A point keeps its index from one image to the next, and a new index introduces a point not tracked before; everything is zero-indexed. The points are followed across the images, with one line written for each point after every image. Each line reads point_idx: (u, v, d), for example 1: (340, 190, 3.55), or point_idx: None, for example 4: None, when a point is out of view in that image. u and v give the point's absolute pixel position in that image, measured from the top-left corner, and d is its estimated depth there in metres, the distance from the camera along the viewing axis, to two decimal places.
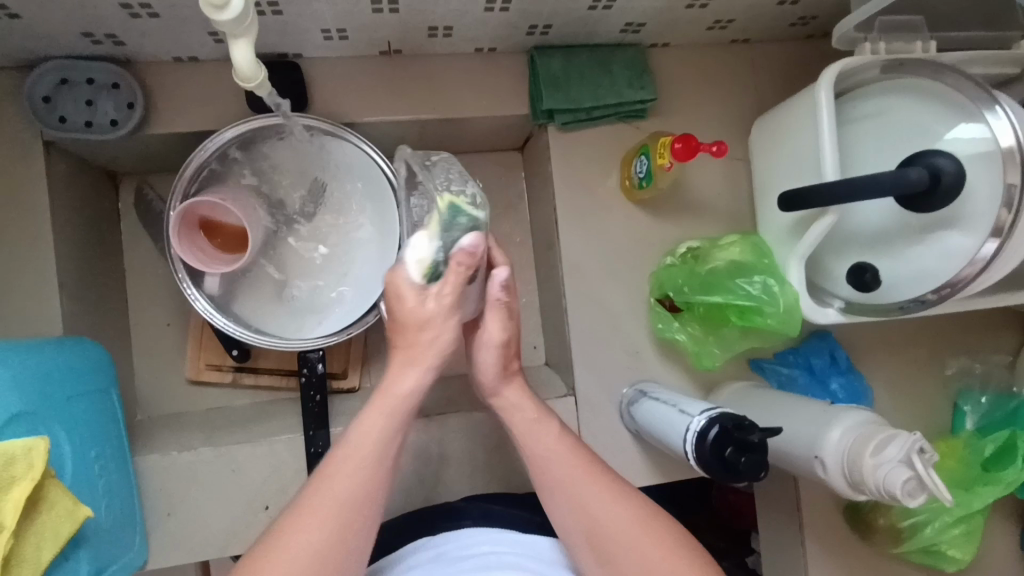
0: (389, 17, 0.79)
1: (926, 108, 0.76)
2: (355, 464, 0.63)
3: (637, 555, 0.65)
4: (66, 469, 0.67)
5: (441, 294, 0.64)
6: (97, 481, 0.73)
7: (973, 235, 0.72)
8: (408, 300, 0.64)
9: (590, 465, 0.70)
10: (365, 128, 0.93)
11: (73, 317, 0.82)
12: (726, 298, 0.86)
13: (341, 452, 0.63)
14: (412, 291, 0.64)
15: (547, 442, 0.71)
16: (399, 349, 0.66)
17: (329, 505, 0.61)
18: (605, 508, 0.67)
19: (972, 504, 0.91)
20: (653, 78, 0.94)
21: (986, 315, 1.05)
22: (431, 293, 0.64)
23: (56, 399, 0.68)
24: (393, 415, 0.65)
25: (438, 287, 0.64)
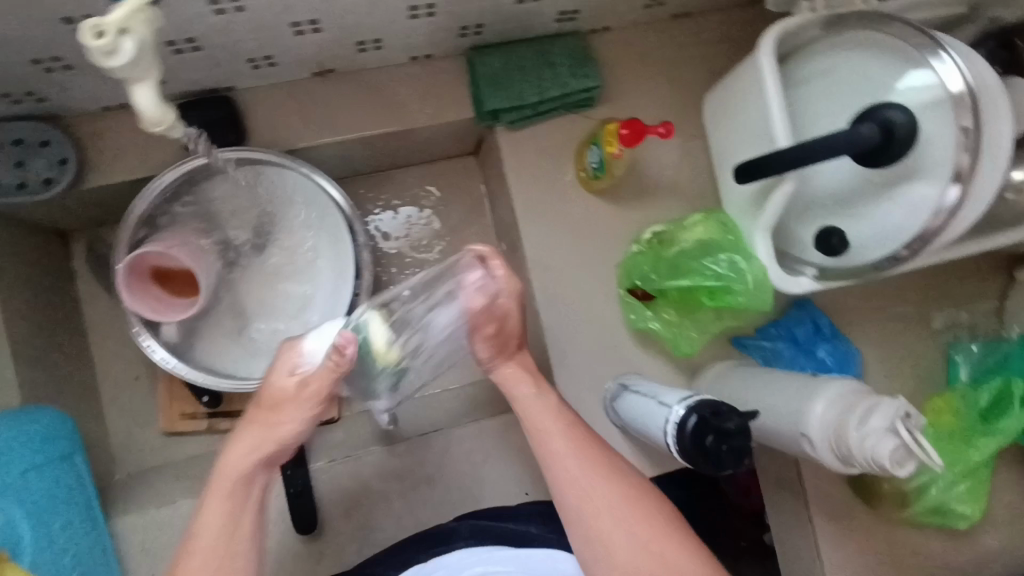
0: (313, 38, 0.77)
1: (872, 61, 0.73)
2: (231, 497, 0.59)
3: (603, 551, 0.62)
4: (24, 548, 0.65)
5: (312, 379, 0.59)
6: (64, 553, 0.70)
7: (935, 184, 0.69)
8: (280, 375, 0.59)
9: (577, 456, 0.66)
10: (309, 153, 0.90)
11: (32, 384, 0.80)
12: (694, 281, 0.85)
13: (218, 482, 0.59)
14: (288, 373, 0.59)
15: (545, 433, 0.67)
16: (259, 412, 0.60)
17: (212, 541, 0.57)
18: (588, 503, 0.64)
19: (971, 458, 0.90)
20: (597, 65, 0.91)
21: (969, 262, 1.03)
22: (304, 376, 0.59)
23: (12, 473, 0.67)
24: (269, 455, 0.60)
25: (311, 373, 0.59)
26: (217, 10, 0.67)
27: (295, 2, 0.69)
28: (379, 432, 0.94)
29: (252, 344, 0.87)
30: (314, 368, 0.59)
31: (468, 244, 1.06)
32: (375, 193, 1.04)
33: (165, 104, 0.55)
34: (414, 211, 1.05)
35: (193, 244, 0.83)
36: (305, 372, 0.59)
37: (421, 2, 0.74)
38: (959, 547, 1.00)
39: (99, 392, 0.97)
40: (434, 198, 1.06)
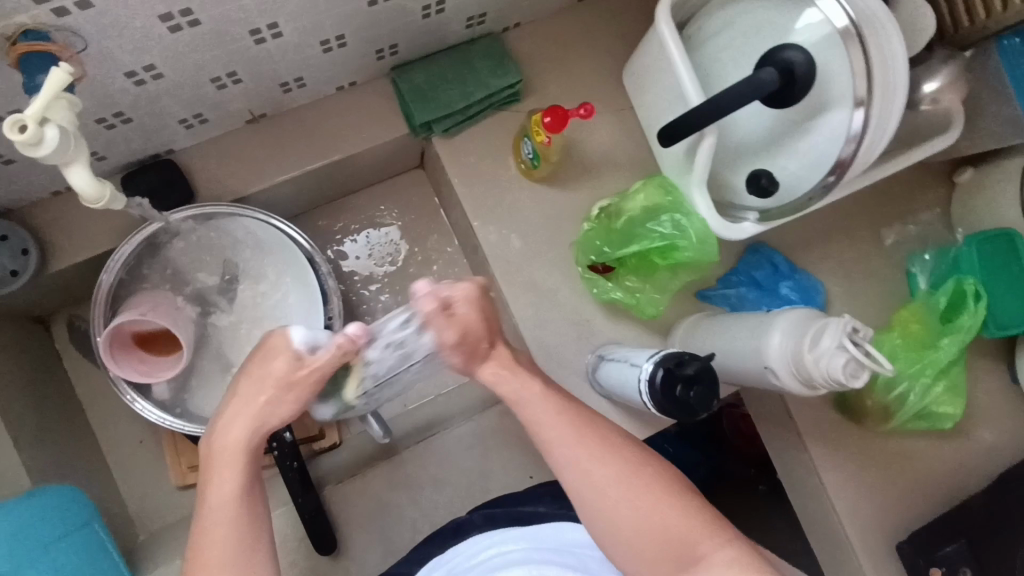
0: (236, 89, 0.80)
1: (764, 9, 0.77)
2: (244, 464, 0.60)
3: (615, 491, 0.63)
4: None
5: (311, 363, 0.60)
6: None
7: (843, 113, 0.73)
8: (282, 358, 0.60)
9: (564, 404, 0.67)
10: (259, 198, 0.93)
11: (44, 466, 0.84)
12: (643, 244, 0.89)
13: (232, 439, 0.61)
14: (286, 359, 0.60)
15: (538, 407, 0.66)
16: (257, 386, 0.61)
17: (217, 518, 0.59)
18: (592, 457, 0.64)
19: (941, 360, 0.94)
20: (515, 60, 0.95)
21: (908, 177, 1.07)
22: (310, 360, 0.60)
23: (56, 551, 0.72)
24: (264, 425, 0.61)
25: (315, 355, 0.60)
26: (136, 81, 0.70)
27: (210, 60, 0.72)
28: (382, 447, 0.98)
29: None
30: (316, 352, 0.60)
31: (431, 253, 1.09)
32: (333, 221, 1.07)
33: (99, 181, 0.59)
34: (375, 231, 1.08)
35: (165, 304, 0.86)
36: (303, 357, 0.60)
37: (331, 36, 0.77)
38: (951, 444, 1.04)
39: (108, 462, 1.00)
40: (391, 215, 1.09)
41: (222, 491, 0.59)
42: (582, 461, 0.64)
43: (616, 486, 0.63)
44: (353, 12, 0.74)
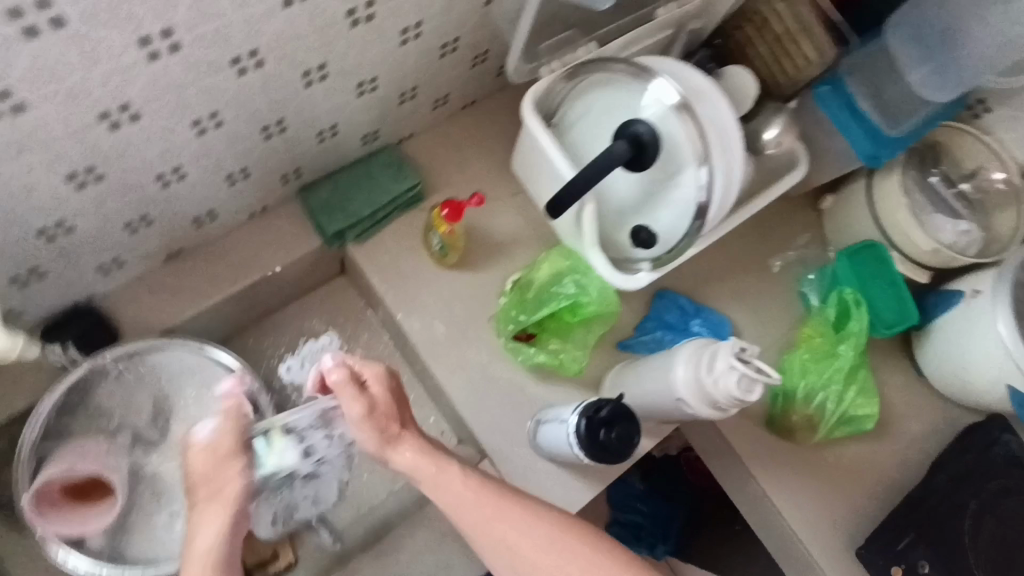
0: (149, 230, 0.85)
1: (613, 95, 0.90)
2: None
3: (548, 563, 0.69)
4: None
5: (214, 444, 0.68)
6: None
7: (693, 170, 0.85)
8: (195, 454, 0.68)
9: (487, 483, 0.72)
10: (185, 327, 0.96)
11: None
12: (554, 307, 0.97)
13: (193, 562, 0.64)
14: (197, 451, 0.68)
15: (459, 486, 0.71)
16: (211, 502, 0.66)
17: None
18: (522, 531, 0.70)
19: (843, 366, 1.03)
20: (412, 166, 1.05)
21: (780, 211, 1.20)
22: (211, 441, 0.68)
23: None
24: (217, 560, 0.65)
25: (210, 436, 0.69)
26: (48, 237, 0.74)
27: (121, 208, 0.78)
28: (337, 556, 0.96)
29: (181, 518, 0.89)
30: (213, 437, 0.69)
31: (366, 353, 1.12)
32: (263, 339, 1.10)
33: (11, 340, 0.66)
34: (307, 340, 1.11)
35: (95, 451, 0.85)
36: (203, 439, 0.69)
37: (235, 171, 0.85)
38: (878, 443, 1.11)
39: None
40: (321, 322, 1.12)
41: None
42: (510, 538, 0.70)
43: (550, 551, 0.69)
44: (251, 147, 0.83)
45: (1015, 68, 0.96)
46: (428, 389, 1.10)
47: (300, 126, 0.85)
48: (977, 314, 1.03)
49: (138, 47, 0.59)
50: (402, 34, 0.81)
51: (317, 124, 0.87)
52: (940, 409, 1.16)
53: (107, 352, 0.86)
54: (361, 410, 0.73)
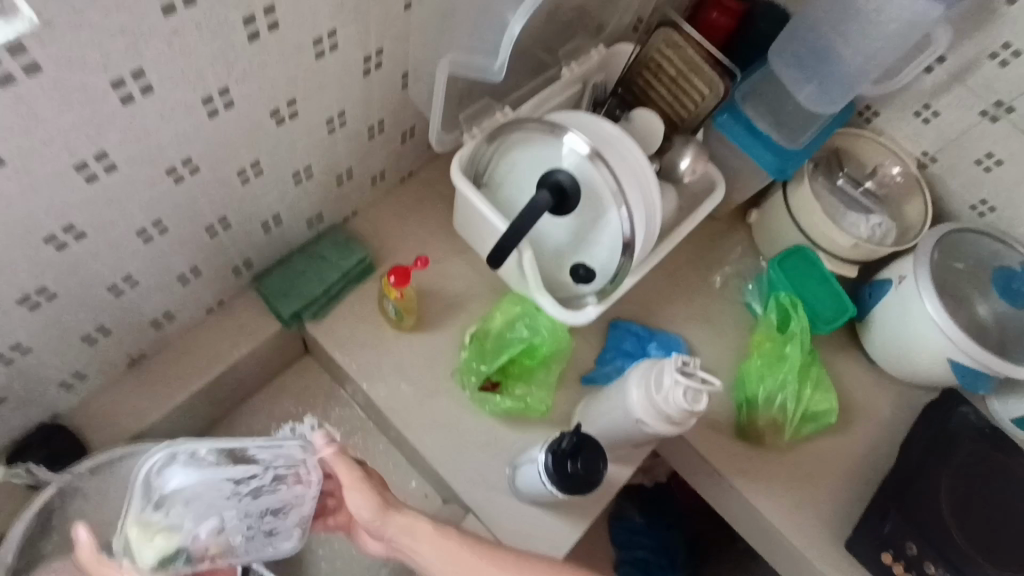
0: (107, 340, 0.88)
1: (532, 151, 0.97)
2: None
3: None
4: None
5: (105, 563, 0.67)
6: None
7: (614, 209, 0.92)
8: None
9: (492, 552, 0.75)
10: (154, 430, 0.97)
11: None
12: (511, 352, 1.01)
13: None
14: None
15: (456, 548, 0.75)
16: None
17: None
18: None
19: (794, 366, 1.08)
20: (360, 241, 1.10)
21: (712, 231, 1.28)
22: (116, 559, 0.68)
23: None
24: None
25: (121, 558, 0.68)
26: (5, 362, 0.77)
27: (76, 322, 0.81)
28: None
29: None
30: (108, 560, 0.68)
31: (339, 427, 1.13)
32: (235, 429, 1.11)
33: None
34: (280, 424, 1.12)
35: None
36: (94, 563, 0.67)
37: (186, 270, 0.89)
38: (844, 433, 1.15)
39: None
40: (291, 404, 1.14)
41: None
42: None
43: None
44: (199, 247, 0.87)
45: (883, 75, 1.07)
46: (405, 452, 1.11)
47: (244, 219, 0.90)
48: (907, 298, 1.10)
49: (76, 172, 0.64)
50: (329, 124, 0.88)
51: (260, 215, 0.92)
52: (896, 391, 1.21)
53: (80, 464, 0.85)
54: (360, 476, 0.79)
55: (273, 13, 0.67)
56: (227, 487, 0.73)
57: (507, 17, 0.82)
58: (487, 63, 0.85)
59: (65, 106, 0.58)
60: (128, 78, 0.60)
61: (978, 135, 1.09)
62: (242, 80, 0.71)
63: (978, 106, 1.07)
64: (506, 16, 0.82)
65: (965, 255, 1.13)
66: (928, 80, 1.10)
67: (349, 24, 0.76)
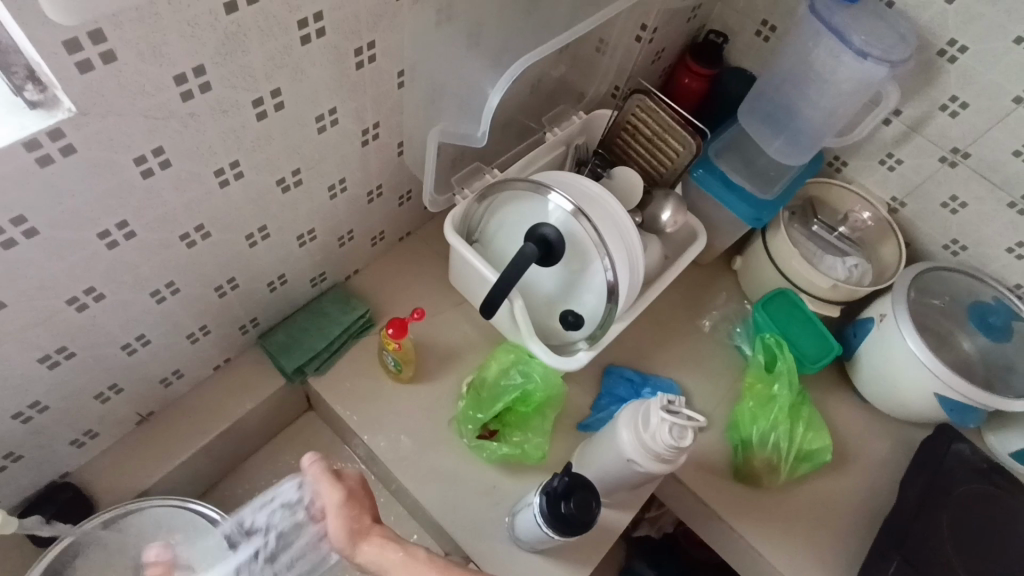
0: (119, 399, 0.92)
1: (519, 207, 1.04)
2: None
3: None
4: None
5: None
6: None
7: (598, 258, 0.98)
8: None
9: None
10: (160, 487, 0.99)
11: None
12: (506, 399, 1.04)
13: None
14: None
15: None
16: None
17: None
18: None
19: (783, 405, 1.11)
20: (360, 298, 1.16)
21: (698, 278, 1.34)
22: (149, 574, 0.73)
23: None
24: None
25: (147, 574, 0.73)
26: (23, 420, 0.81)
27: (90, 381, 0.85)
28: None
29: None
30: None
31: None
32: (239, 486, 1.12)
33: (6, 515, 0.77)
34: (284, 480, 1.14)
35: None
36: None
37: (195, 329, 0.94)
38: (842, 473, 1.16)
39: None
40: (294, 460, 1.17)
41: None
42: None
43: None
44: (208, 306, 0.93)
45: (844, 129, 1.15)
46: (406, 505, 1.12)
47: (251, 280, 0.96)
48: (888, 336, 1.13)
49: (99, 240, 0.71)
50: (330, 190, 0.96)
51: (266, 275, 0.99)
52: (890, 429, 1.22)
53: (87, 522, 0.88)
54: (337, 498, 0.70)
55: (279, 96, 0.75)
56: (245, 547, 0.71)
57: (486, 88, 0.92)
58: (472, 130, 0.95)
59: (93, 181, 0.65)
60: (149, 154, 0.68)
61: (940, 180, 1.16)
62: (250, 153, 0.79)
63: (936, 153, 1.14)
64: (485, 88, 0.92)
65: (940, 292, 1.18)
66: (887, 132, 1.18)
67: (348, 101, 0.84)
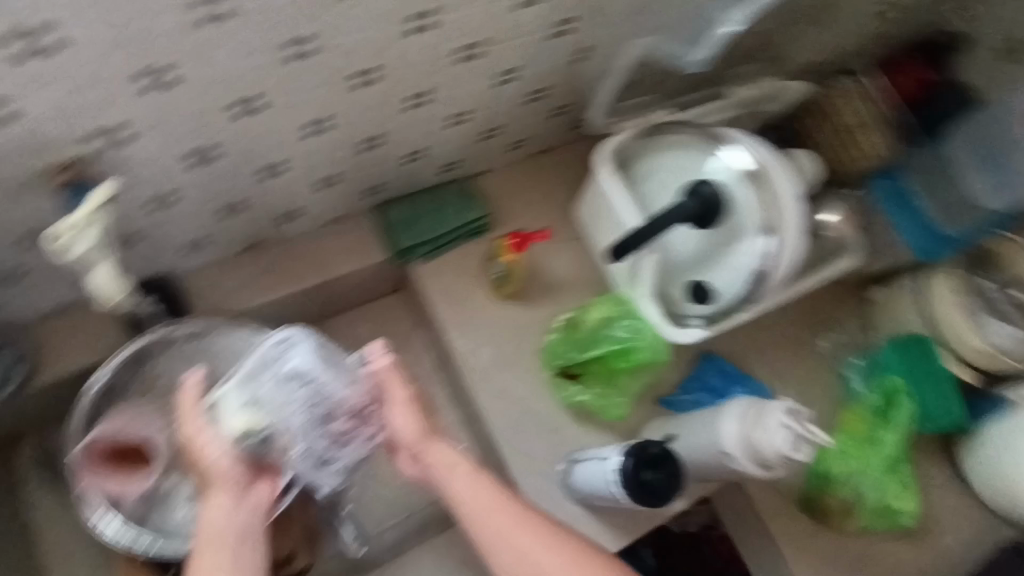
0: (237, 218, 0.91)
1: (684, 155, 0.95)
2: None
3: None
4: None
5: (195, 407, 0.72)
6: None
7: (753, 235, 0.89)
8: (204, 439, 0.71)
9: (549, 534, 0.73)
10: (248, 316, 1.00)
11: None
12: (606, 348, 0.98)
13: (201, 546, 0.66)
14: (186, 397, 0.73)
15: (511, 523, 0.73)
16: (227, 487, 0.69)
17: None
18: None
19: (885, 452, 1.01)
20: (482, 199, 1.11)
21: (827, 294, 1.22)
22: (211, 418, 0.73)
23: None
24: (229, 546, 0.66)
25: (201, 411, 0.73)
26: (151, 208, 0.81)
27: (222, 191, 0.84)
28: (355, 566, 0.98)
29: (175, 522, 0.89)
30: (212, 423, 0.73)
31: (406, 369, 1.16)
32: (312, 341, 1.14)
33: (124, 282, 0.72)
34: (356, 350, 1.13)
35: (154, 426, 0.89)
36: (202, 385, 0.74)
37: (328, 176, 0.92)
38: (914, 544, 1.07)
39: None
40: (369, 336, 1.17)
41: None
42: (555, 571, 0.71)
43: None
44: (347, 156, 0.90)
45: None
46: (462, 415, 1.12)
47: (393, 144, 0.92)
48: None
49: (281, 49, 0.67)
50: (502, 76, 0.89)
51: (408, 145, 0.94)
52: (983, 519, 1.11)
53: (183, 325, 0.90)
54: (402, 400, 0.78)
55: None
56: (302, 411, 0.76)
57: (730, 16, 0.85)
58: (689, 53, 0.89)
59: None
60: None
61: None
62: (449, 7, 0.72)
63: None
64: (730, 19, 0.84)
65: None
66: None
67: None
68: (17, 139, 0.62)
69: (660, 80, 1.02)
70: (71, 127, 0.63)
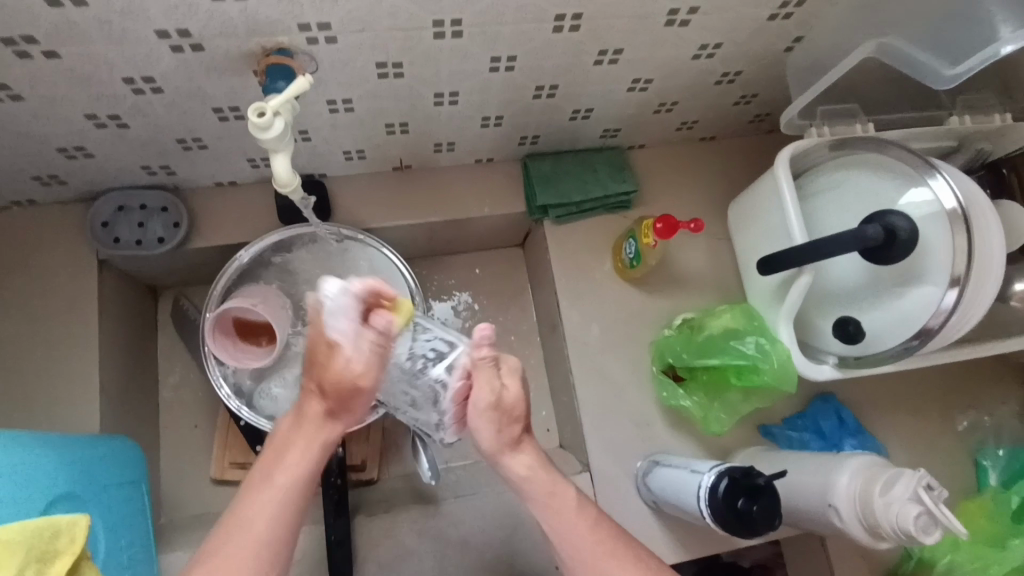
0: (399, 138, 0.93)
1: (878, 178, 0.85)
2: (275, 505, 0.58)
3: None
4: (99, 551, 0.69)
5: (357, 336, 0.56)
6: (122, 553, 0.74)
7: (936, 286, 0.78)
8: (334, 368, 0.57)
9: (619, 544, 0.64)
10: (382, 232, 1.03)
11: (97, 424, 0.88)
12: (724, 360, 0.92)
13: (279, 460, 0.60)
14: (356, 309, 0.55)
15: (575, 526, 0.64)
16: (326, 422, 0.62)
17: (256, 531, 0.57)
18: None
19: (1010, 560, 0.86)
20: (633, 173, 1.06)
21: (984, 371, 1.08)
22: (352, 348, 0.56)
23: (47, 464, 0.64)
24: (294, 486, 0.59)
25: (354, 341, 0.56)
26: (331, 110, 0.83)
27: (393, 108, 0.85)
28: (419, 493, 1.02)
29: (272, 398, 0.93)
30: (350, 345, 0.56)
31: (509, 322, 1.17)
32: (429, 271, 1.17)
33: (292, 172, 0.73)
34: (467, 292, 1.16)
35: (274, 301, 0.92)
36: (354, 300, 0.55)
37: (491, 116, 0.91)
38: None
39: (160, 437, 1.07)
40: (482, 280, 1.19)
41: (258, 516, 0.57)
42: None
43: None
44: (518, 100, 0.88)
45: None
46: (552, 382, 1.12)
47: (565, 97, 0.89)
48: None
49: None
50: (699, 48, 0.82)
51: (578, 102, 0.91)
52: None
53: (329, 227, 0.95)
54: (488, 398, 0.62)
55: None
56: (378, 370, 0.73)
57: (994, 17, 0.73)
58: (937, 65, 0.77)
59: None
60: None
61: None
62: None
63: None
64: (998, 24, 0.73)
65: None
66: None
67: None
68: (240, 19, 0.65)
69: (868, 89, 0.92)
70: (286, 16, 0.65)
